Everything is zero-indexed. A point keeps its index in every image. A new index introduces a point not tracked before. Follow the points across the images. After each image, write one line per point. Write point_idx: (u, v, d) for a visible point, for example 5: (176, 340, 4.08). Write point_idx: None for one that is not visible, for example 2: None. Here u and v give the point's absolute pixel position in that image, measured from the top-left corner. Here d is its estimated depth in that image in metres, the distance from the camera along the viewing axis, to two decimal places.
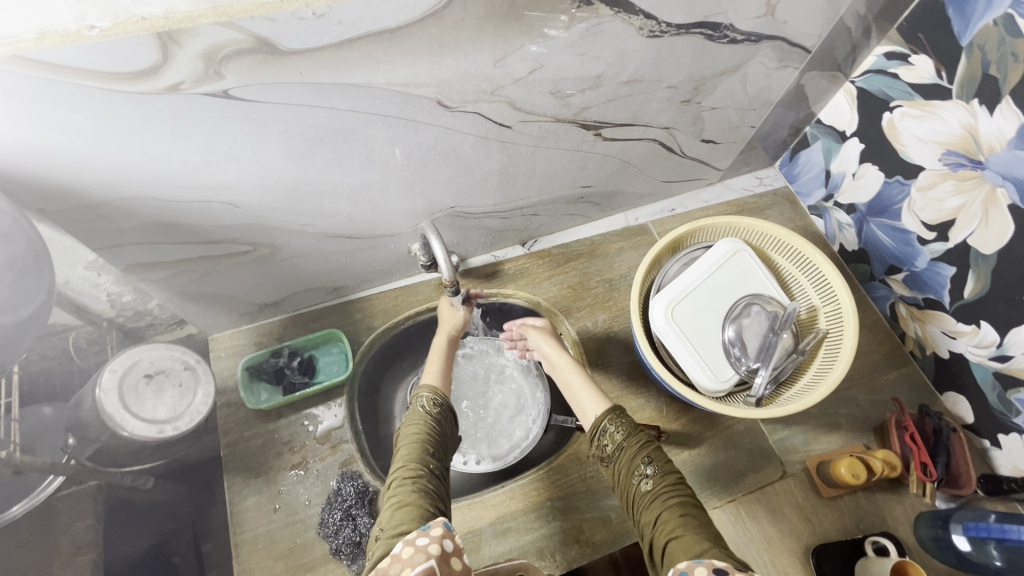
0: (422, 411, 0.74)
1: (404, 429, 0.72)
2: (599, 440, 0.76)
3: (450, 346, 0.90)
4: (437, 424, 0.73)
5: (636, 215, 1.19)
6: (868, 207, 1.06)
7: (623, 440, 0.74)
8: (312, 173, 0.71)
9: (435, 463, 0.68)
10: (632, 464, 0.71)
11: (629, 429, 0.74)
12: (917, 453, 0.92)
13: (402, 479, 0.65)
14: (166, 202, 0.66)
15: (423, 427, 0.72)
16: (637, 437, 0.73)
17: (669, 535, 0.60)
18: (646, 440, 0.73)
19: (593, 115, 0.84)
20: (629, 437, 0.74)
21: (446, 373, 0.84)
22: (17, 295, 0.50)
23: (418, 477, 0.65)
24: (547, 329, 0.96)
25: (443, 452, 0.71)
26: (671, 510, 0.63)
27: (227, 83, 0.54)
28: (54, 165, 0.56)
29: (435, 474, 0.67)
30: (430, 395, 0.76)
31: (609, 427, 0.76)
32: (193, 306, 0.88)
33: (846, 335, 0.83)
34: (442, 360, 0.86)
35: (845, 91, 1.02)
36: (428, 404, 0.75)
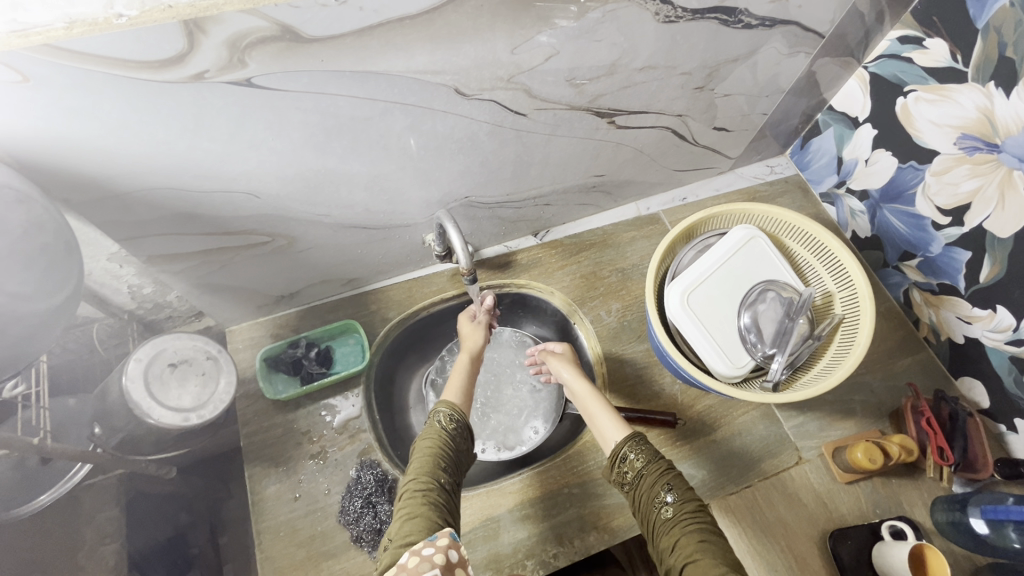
0: (439, 425, 0.76)
1: (420, 442, 0.73)
2: (619, 466, 0.77)
3: (472, 366, 0.91)
4: (452, 440, 0.74)
5: (647, 204, 1.19)
6: (881, 193, 1.06)
7: (643, 467, 0.74)
8: (331, 163, 0.71)
9: (447, 477, 0.69)
10: (652, 490, 0.72)
11: (649, 456, 0.75)
12: (934, 437, 0.92)
13: (413, 491, 0.66)
14: (187, 192, 0.66)
15: (439, 442, 0.73)
16: (658, 463, 0.74)
17: (686, 559, 0.62)
18: (667, 466, 0.74)
19: (607, 103, 0.84)
20: (649, 464, 0.74)
21: (468, 391, 0.86)
22: (48, 284, 0.51)
23: (430, 489, 0.66)
24: (567, 355, 0.98)
25: (455, 467, 0.72)
26: (690, 535, 0.65)
27: (250, 71, 0.54)
28: (80, 156, 0.56)
29: (446, 489, 0.68)
30: (448, 412, 0.77)
31: (629, 454, 0.76)
32: (211, 298, 0.88)
33: (863, 319, 0.83)
34: (465, 376, 0.88)
35: (858, 76, 1.01)
36: (445, 420, 0.76)
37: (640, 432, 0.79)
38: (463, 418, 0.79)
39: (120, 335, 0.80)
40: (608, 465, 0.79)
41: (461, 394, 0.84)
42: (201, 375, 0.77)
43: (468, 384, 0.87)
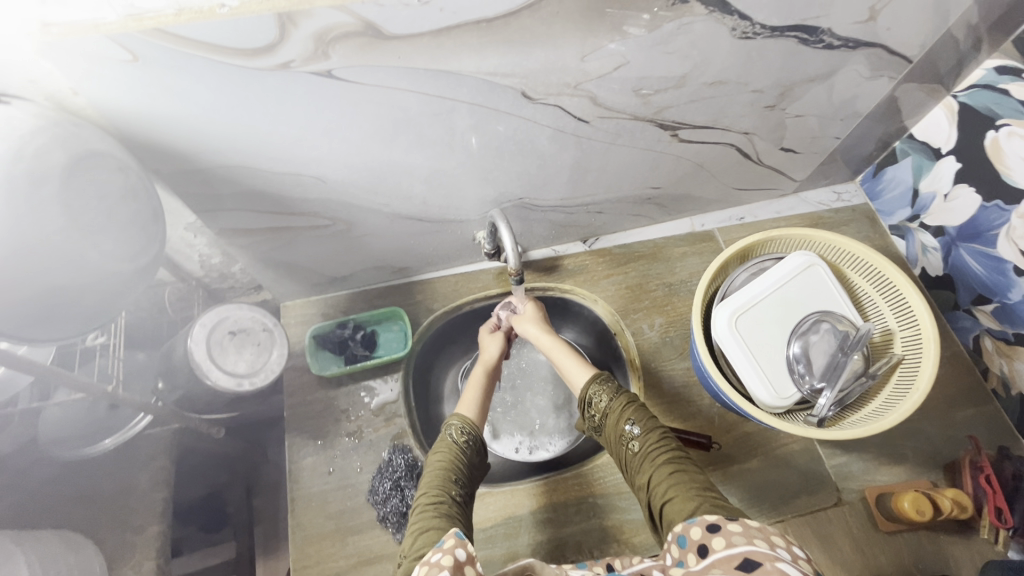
0: (451, 439, 0.76)
1: (432, 458, 0.74)
2: (588, 412, 0.81)
3: (488, 379, 0.90)
4: (463, 455, 0.74)
5: (702, 220, 1.17)
6: (958, 231, 0.99)
7: (608, 406, 0.78)
8: (396, 155, 0.74)
9: (458, 491, 0.69)
10: (618, 427, 0.75)
11: (611, 394, 0.79)
12: (992, 496, 0.88)
13: (424, 506, 0.65)
14: (263, 173, 0.70)
15: (450, 456, 0.73)
16: (620, 398, 0.78)
17: (664, 498, 0.65)
18: (627, 401, 0.77)
19: (672, 116, 0.83)
20: (612, 402, 0.78)
21: (483, 406, 0.85)
22: (138, 245, 0.56)
23: (441, 503, 0.65)
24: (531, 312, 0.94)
25: (467, 482, 0.72)
26: (660, 470, 0.68)
27: (332, 63, 0.57)
28: (173, 131, 0.61)
29: (457, 502, 0.67)
30: (459, 425, 0.77)
31: (594, 397, 0.80)
32: (272, 273, 0.93)
33: (925, 362, 0.79)
34: (480, 389, 0.87)
35: (946, 105, 0.96)
36: (457, 433, 0.76)
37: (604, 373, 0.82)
38: (476, 432, 0.79)
39: (187, 298, 0.91)
40: (579, 412, 0.82)
41: (476, 409, 0.83)
42: (257, 345, 0.80)
43: (482, 397, 0.86)
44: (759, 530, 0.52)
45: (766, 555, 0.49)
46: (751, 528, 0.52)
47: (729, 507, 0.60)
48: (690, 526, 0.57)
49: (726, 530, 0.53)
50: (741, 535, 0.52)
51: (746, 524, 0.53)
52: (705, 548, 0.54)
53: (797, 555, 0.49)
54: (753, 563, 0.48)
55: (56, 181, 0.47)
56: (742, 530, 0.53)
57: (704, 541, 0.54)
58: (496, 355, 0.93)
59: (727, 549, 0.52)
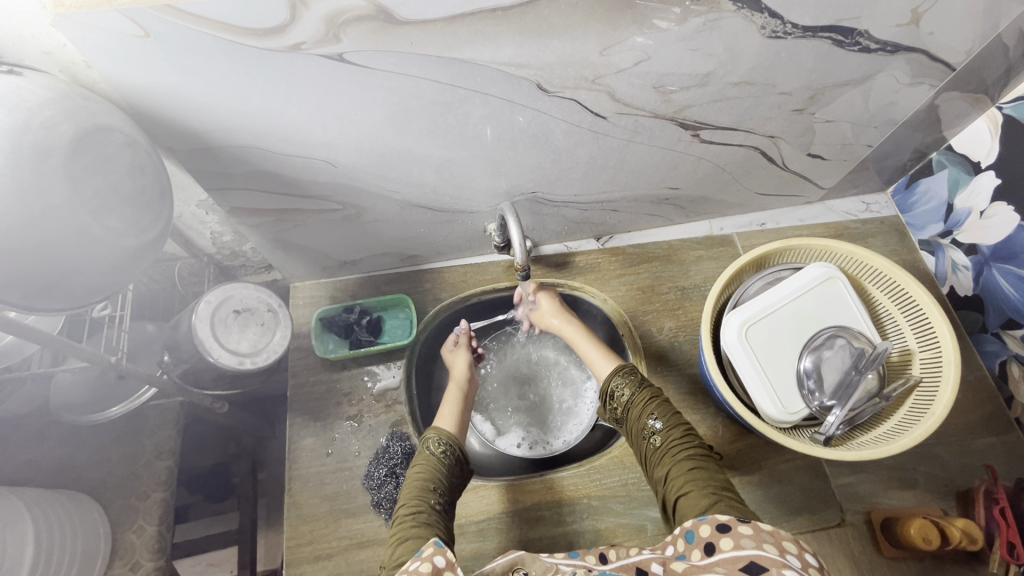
0: (428, 452, 0.77)
1: (411, 470, 0.75)
2: (610, 404, 0.80)
3: (463, 395, 0.92)
4: (442, 467, 0.75)
5: (721, 224, 1.14)
6: (993, 250, 0.94)
7: (630, 400, 0.77)
8: (408, 143, 0.73)
9: (437, 500, 0.70)
10: (640, 421, 0.74)
11: (634, 387, 0.77)
12: (1005, 530, 0.85)
13: (402, 517, 0.66)
14: (274, 154, 0.70)
15: (428, 468, 0.74)
16: (643, 392, 0.76)
17: (678, 492, 0.64)
18: (650, 396, 0.76)
19: (694, 115, 0.80)
20: (635, 396, 0.77)
21: (461, 417, 0.87)
22: (142, 221, 0.56)
23: (420, 513, 0.66)
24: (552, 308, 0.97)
25: (447, 492, 0.73)
26: (680, 465, 0.66)
27: (343, 47, 0.56)
28: (183, 109, 0.61)
29: (437, 510, 0.68)
30: (437, 438, 0.79)
31: (616, 389, 0.79)
32: (282, 254, 0.94)
33: (945, 385, 0.75)
34: (457, 402, 0.89)
35: (989, 117, 0.91)
36: (434, 446, 0.78)
37: (626, 364, 0.81)
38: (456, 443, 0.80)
39: (198, 274, 0.93)
40: (601, 403, 0.82)
41: (456, 424, 0.84)
42: (260, 325, 0.81)
43: (461, 412, 0.87)
44: (770, 535, 0.50)
45: (776, 562, 0.47)
46: (761, 531, 0.50)
47: (744, 509, 0.58)
48: (698, 523, 0.55)
49: (736, 531, 0.51)
50: (751, 538, 0.50)
51: (757, 527, 0.51)
52: (713, 547, 0.52)
53: (808, 563, 0.48)
54: (759, 568, 0.47)
55: (62, 153, 0.48)
56: (752, 534, 0.51)
57: (712, 540, 0.52)
58: (466, 368, 0.95)
59: (735, 551, 0.50)
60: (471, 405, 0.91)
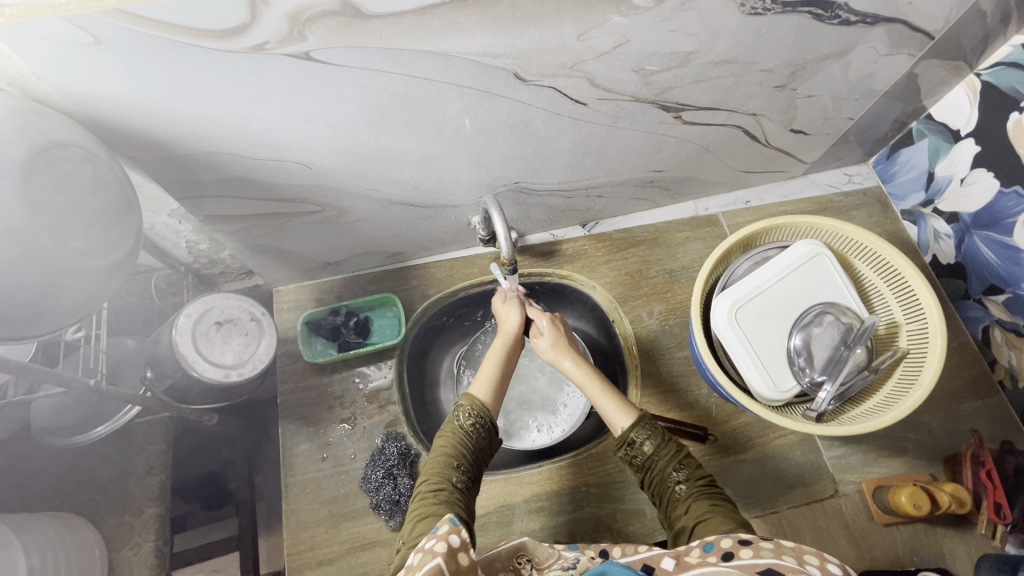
0: (458, 424, 0.75)
1: (437, 443, 0.73)
2: (627, 452, 0.75)
3: (507, 351, 0.85)
4: (469, 440, 0.73)
5: (706, 204, 1.13)
6: (974, 217, 0.95)
7: (653, 452, 0.74)
8: (384, 140, 0.71)
9: (460, 476, 0.69)
10: (663, 472, 0.72)
11: (658, 439, 0.74)
12: (992, 492, 0.87)
13: (424, 493, 0.66)
14: (244, 158, 0.67)
15: (453, 442, 0.72)
16: (668, 445, 0.74)
17: (697, 518, 0.64)
18: (677, 449, 0.74)
19: (675, 97, 0.79)
20: (659, 449, 0.74)
21: (498, 388, 0.81)
22: (109, 240, 0.53)
23: (440, 490, 0.65)
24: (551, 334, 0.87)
25: (473, 467, 0.71)
26: (701, 501, 0.67)
27: (309, 45, 0.54)
28: (145, 118, 0.58)
29: (458, 487, 0.67)
30: (467, 408, 0.76)
31: (636, 439, 0.75)
32: (263, 260, 0.91)
33: (931, 356, 0.76)
34: (497, 365, 0.82)
35: (967, 84, 0.91)
36: (464, 417, 0.75)
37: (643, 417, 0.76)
38: (489, 417, 0.77)
39: (177, 284, 0.91)
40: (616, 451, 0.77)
41: (490, 388, 0.79)
42: (244, 335, 0.79)
43: (499, 373, 0.82)
44: (792, 549, 0.49)
45: (795, 571, 0.46)
46: (782, 545, 0.50)
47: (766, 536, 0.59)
48: (720, 538, 0.55)
49: (757, 545, 0.51)
50: (771, 550, 0.49)
51: (778, 542, 0.50)
52: (732, 556, 0.51)
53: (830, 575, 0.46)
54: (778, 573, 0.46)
55: (16, 174, 0.45)
56: (774, 548, 0.50)
57: (731, 549, 0.52)
58: (517, 323, 0.87)
59: (753, 559, 0.50)
60: (512, 369, 0.84)
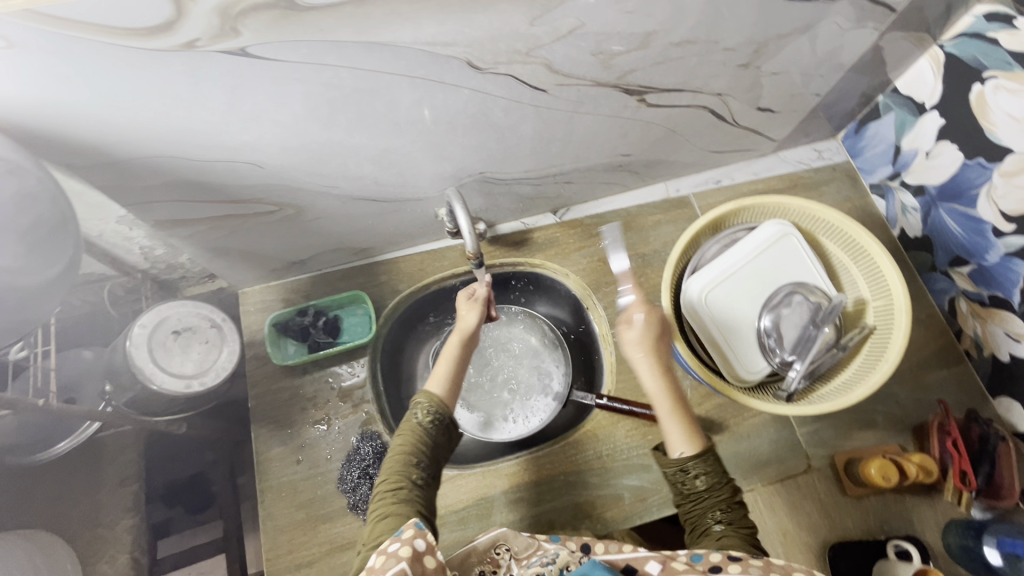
0: (416, 420, 0.74)
1: (395, 441, 0.73)
2: (677, 475, 0.69)
3: (463, 349, 0.83)
4: (427, 436, 0.73)
5: (677, 185, 1.12)
6: (939, 190, 0.96)
7: (705, 488, 0.67)
8: (337, 136, 0.68)
9: (419, 473, 0.69)
10: (707, 508, 0.67)
11: (716, 478, 0.68)
12: (957, 460, 0.89)
13: (383, 493, 0.67)
14: (189, 160, 0.64)
15: (411, 439, 0.72)
16: (723, 488, 0.67)
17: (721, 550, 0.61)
18: (731, 495, 0.67)
19: (638, 80, 0.77)
20: (714, 488, 0.67)
21: (455, 377, 0.80)
22: (42, 256, 0.51)
23: (400, 489, 0.66)
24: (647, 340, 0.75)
25: (432, 462, 0.71)
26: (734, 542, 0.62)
27: (244, 40, 0.51)
28: (75, 123, 0.55)
29: (418, 485, 0.68)
30: (425, 405, 0.75)
31: (692, 470, 0.68)
32: (223, 262, 0.89)
33: (896, 331, 0.77)
34: (453, 361, 0.80)
35: (930, 56, 0.90)
36: (422, 413, 0.74)
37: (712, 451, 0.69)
38: (446, 411, 0.76)
39: (134, 291, 0.85)
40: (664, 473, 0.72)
41: (446, 383, 0.78)
42: (205, 343, 0.81)
43: (455, 369, 0.80)
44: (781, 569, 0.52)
45: None
46: (771, 565, 0.53)
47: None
48: (710, 552, 0.57)
49: (746, 561, 0.54)
50: (759, 568, 0.53)
51: (767, 562, 0.54)
52: (721, 570, 0.54)
53: None
54: None
55: None
56: (762, 566, 0.53)
57: (720, 563, 0.54)
58: (474, 322, 0.84)
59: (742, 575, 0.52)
60: (468, 362, 0.83)
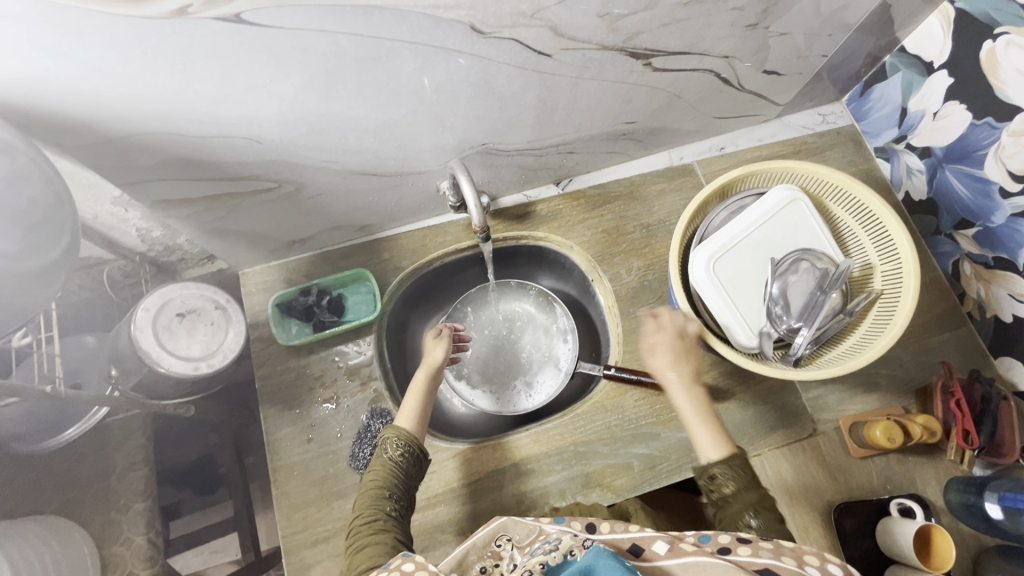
0: (388, 457, 0.76)
1: (367, 477, 0.75)
2: (706, 483, 0.70)
3: (430, 383, 0.87)
4: (399, 471, 0.75)
5: (680, 154, 1.10)
6: (946, 151, 0.95)
7: (732, 494, 0.67)
8: (336, 108, 0.66)
9: (393, 505, 0.71)
10: (738, 514, 0.66)
11: (743, 483, 0.68)
12: (960, 420, 0.88)
13: (358, 527, 0.68)
14: (186, 136, 0.62)
15: (383, 473, 0.74)
16: (750, 493, 0.67)
17: None
18: (760, 498, 0.66)
19: (644, 42, 0.74)
20: (740, 492, 0.67)
21: (424, 411, 0.84)
22: (40, 238, 0.49)
23: (375, 521, 0.68)
24: (676, 359, 0.79)
25: (405, 494, 0.73)
26: None
27: (238, 6, 0.48)
28: (62, 98, 0.53)
29: (393, 516, 0.69)
30: (396, 440, 0.77)
31: (719, 477, 0.69)
32: (222, 243, 0.87)
33: (904, 295, 0.77)
34: (421, 395, 0.85)
35: (941, 13, 0.88)
36: (392, 448, 0.77)
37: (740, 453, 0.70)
38: (416, 445, 0.79)
39: (133, 275, 0.86)
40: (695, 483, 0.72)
41: (414, 417, 0.82)
42: (210, 326, 0.79)
43: (423, 403, 0.84)
44: (789, 550, 0.55)
45: (793, 572, 0.52)
46: (782, 547, 0.55)
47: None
48: (717, 533, 0.58)
49: (756, 543, 0.55)
50: (770, 550, 0.54)
51: (777, 543, 0.56)
52: (730, 551, 0.55)
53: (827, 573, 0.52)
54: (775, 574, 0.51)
55: None
56: (772, 548, 0.55)
57: (729, 545, 0.56)
58: (442, 357, 0.90)
59: (751, 557, 0.53)
60: (434, 396, 0.87)
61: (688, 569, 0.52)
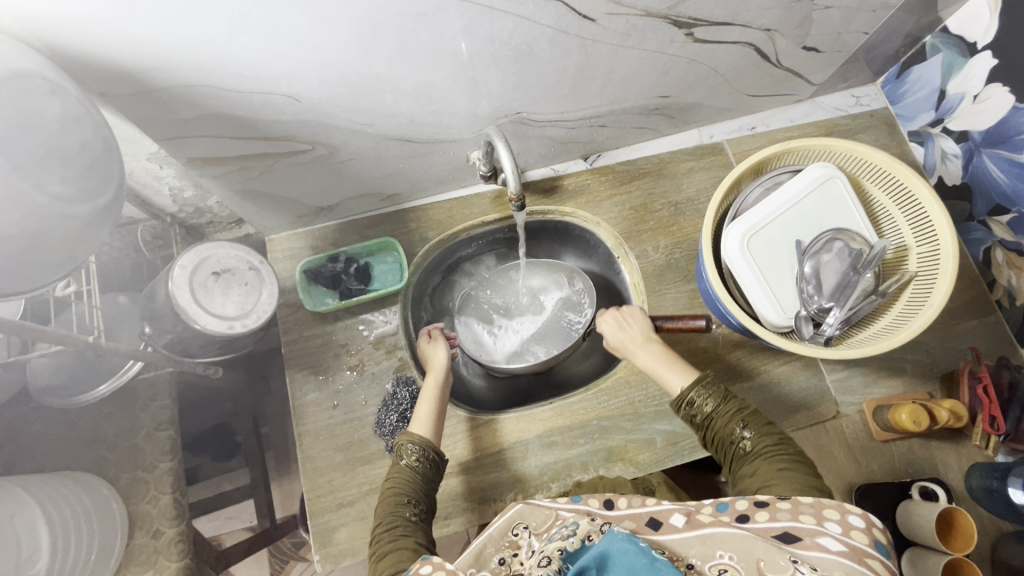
0: (405, 463, 0.75)
1: (385, 484, 0.74)
2: (687, 411, 0.76)
3: (442, 386, 0.87)
4: (416, 476, 0.74)
5: (711, 132, 1.09)
6: (984, 135, 0.93)
7: (714, 411, 0.74)
8: (377, 67, 0.65)
9: (413, 510, 0.70)
10: (729, 427, 0.72)
11: (719, 398, 0.74)
12: (987, 406, 0.88)
13: (379, 535, 0.67)
14: (228, 91, 0.62)
15: (401, 480, 0.74)
16: (729, 404, 0.73)
17: (765, 481, 0.64)
18: (739, 406, 0.73)
19: (688, 11, 0.73)
20: (720, 407, 0.74)
21: (437, 417, 0.83)
22: (89, 185, 0.49)
23: (396, 527, 0.67)
24: (619, 325, 0.87)
25: (426, 500, 0.73)
26: (770, 464, 0.65)
27: None
28: (110, 44, 0.52)
29: (413, 521, 0.68)
30: (413, 446, 0.76)
31: (697, 399, 0.75)
32: (252, 206, 0.87)
33: (941, 278, 0.76)
34: (434, 400, 0.84)
35: None
36: (409, 455, 0.76)
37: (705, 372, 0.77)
38: (432, 449, 0.77)
39: (164, 237, 0.88)
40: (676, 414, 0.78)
41: (430, 423, 0.81)
42: (244, 285, 0.79)
43: (437, 408, 0.84)
44: (808, 505, 0.55)
45: (812, 530, 0.52)
46: (800, 504, 0.55)
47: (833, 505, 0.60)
48: (733, 499, 0.58)
49: (773, 506, 0.56)
50: (787, 511, 0.55)
51: (795, 501, 0.56)
52: (748, 518, 0.55)
53: (849, 526, 0.52)
54: (794, 537, 0.52)
55: None
56: (790, 508, 0.55)
57: (747, 511, 0.56)
58: (445, 357, 0.90)
59: (769, 522, 0.55)
60: (447, 401, 0.87)
61: (707, 540, 0.53)
